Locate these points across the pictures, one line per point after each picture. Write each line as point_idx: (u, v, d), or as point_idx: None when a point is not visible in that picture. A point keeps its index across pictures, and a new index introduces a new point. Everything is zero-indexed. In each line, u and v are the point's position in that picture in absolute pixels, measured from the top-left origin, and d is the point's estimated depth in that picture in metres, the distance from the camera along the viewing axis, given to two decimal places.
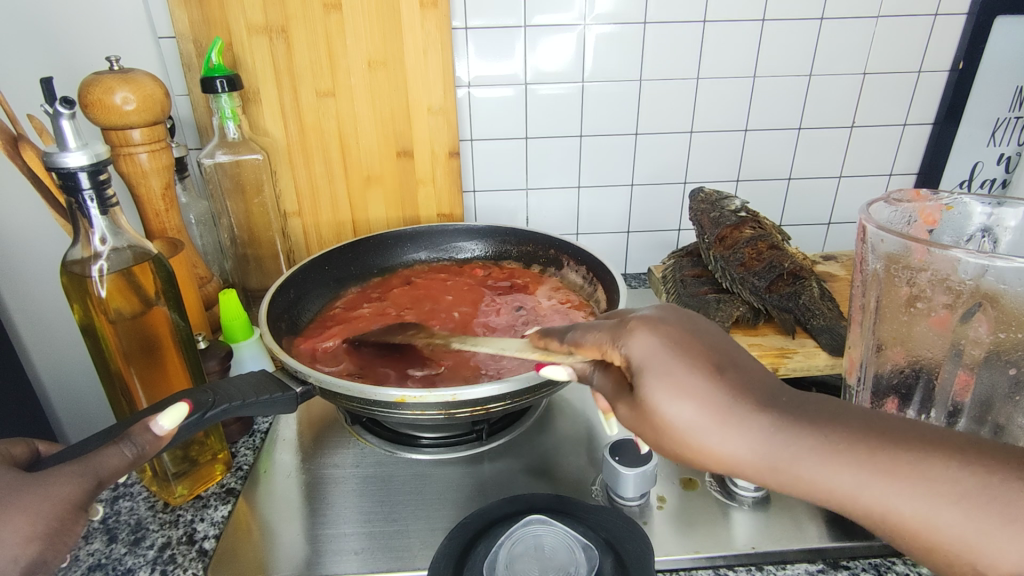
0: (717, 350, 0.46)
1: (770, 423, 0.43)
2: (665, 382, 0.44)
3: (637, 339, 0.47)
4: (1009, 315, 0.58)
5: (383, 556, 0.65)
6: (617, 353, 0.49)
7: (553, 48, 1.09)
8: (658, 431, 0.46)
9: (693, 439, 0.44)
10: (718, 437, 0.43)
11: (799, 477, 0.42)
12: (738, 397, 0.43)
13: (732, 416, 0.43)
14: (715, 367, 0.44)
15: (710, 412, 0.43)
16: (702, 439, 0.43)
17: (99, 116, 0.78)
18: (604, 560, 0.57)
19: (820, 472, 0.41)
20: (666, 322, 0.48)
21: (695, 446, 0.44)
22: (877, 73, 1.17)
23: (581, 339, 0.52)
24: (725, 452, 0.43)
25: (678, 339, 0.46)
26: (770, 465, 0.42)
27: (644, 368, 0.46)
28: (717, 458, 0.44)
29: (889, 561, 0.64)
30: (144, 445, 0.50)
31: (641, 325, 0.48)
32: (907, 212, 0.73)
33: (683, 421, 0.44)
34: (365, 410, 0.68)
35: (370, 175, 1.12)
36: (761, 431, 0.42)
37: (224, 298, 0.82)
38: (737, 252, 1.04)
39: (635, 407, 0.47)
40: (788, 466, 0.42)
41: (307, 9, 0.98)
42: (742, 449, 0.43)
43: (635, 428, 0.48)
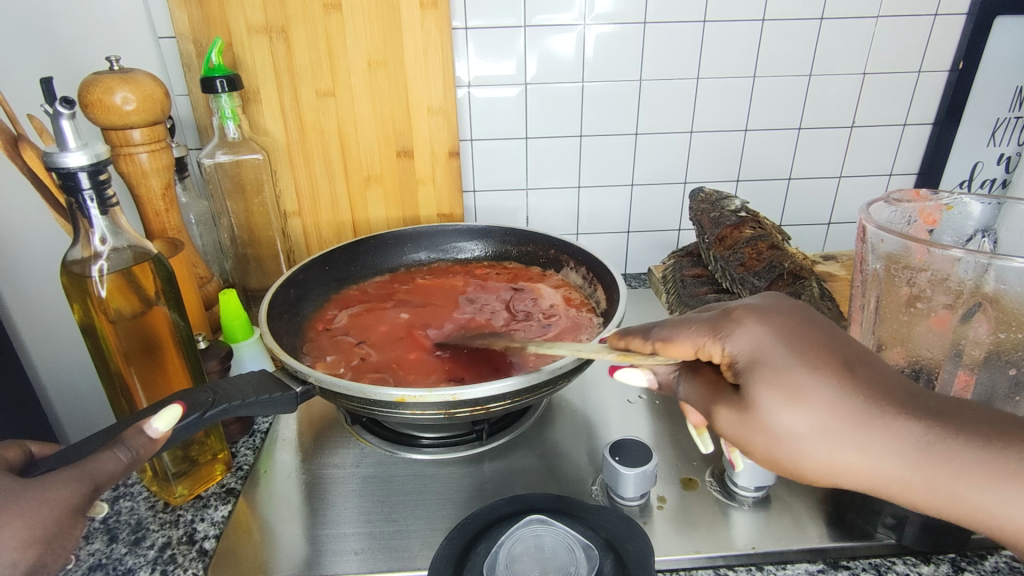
0: (840, 350, 0.46)
1: (907, 428, 0.43)
2: (786, 382, 0.44)
3: (750, 334, 0.47)
4: (1008, 315, 0.58)
5: (383, 556, 0.65)
6: (718, 348, 0.48)
7: (553, 48, 1.09)
8: (777, 437, 0.45)
9: (819, 443, 0.44)
10: (850, 442, 0.43)
11: (929, 483, 0.43)
12: (871, 401, 0.44)
13: (866, 423, 0.43)
14: (842, 366, 0.45)
15: (844, 418, 0.43)
16: (828, 442, 0.44)
17: (99, 115, 0.78)
18: (605, 560, 0.57)
19: (949, 475, 0.43)
20: (780, 317, 0.48)
21: (820, 449, 0.44)
22: (877, 73, 1.17)
23: (670, 336, 0.51)
24: (855, 457, 0.44)
25: (797, 335, 0.46)
26: (903, 471, 0.43)
27: (764, 365, 0.46)
28: (847, 463, 0.44)
29: (889, 561, 0.64)
30: (139, 449, 0.50)
31: (753, 320, 0.48)
32: (907, 212, 0.73)
33: (810, 424, 0.44)
34: (366, 410, 0.68)
35: (370, 175, 1.12)
36: (896, 439, 0.43)
37: (224, 298, 0.82)
38: (737, 252, 1.03)
39: (744, 408, 0.47)
40: (920, 472, 0.43)
41: (307, 9, 0.98)
42: (846, 451, 0.44)
43: (739, 432, 0.47)
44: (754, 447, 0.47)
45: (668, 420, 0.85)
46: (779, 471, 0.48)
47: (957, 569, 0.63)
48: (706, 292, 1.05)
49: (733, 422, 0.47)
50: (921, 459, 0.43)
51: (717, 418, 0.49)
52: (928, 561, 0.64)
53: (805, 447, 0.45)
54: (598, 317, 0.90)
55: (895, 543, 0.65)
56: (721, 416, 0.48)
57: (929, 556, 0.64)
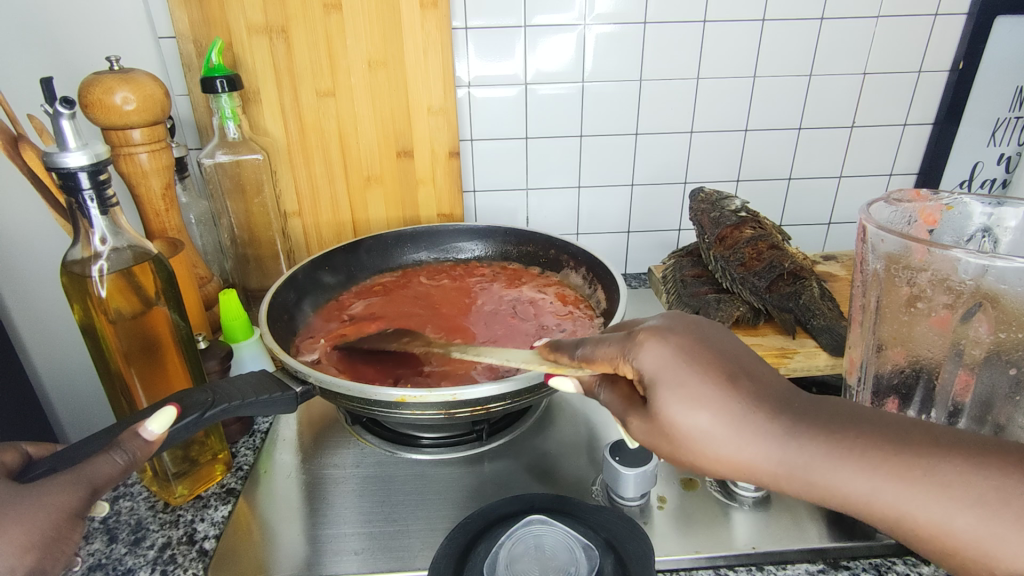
0: (728, 358, 0.47)
1: (784, 429, 0.44)
2: (678, 392, 0.46)
3: (648, 351, 0.48)
4: (1009, 315, 0.58)
5: (383, 556, 0.65)
6: (628, 367, 0.49)
7: (553, 49, 1.10)
8: (673, 442, 0.47)
9: (706, 446, 0.45)
10: (734, 445, 0.44)
11: (818, 485, 0.43)
12: (751, 405, 0.45)
13: (746, 426, 0.44)
14: (727, 376, 0.46)
15: (726, 423, 0.44)
16: (711, 448, 0.45)
17: (99, 115, 0.78)
18: (605, 560, 0.57)
19: (835, 477, 0.43)
20: (675, 330, 0.49)
21: (710, 452, 0.45)
22: (878, 73, 1.17)
23: (591, 355, 0.52)
24: (737, 458, 0.45)
25: (690, 348, 0.47)
26: (789, 473, 0.44)
27: (657, 380, 0.47)
28: (737, 463, 0.45)
29: (889, 561, 0.64)
30: (136, 451, 0.50)
31: (649, 338, 0.48)
32: (907, 212, 0.73)
33: (700, 432, 0.45)
34: (366, 411, 0.68)
35: (370, 175, 1.12)
36: (776, 440, 0.44)
37: (224, 298, 0.82)
38: (737, 252, 1.04)
39: (649, 418, 0.48)
40: (805, 474, 0.43)
41: (307, 9, 0.98)
42: (732, 451, 0.45)
43: (650, 439, 0.49)
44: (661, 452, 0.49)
45: None
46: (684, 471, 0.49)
47: None
48: (706, 293, 1.05)
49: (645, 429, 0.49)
50: (809, 464, 0.43)
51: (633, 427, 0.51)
52: (929, 561, 0.64)
53: (696, 452, 0.46)
54: (598, 317, 0.90)
55: (895, 543, 0.65)
56: (635, 424, 0.50)
57: None
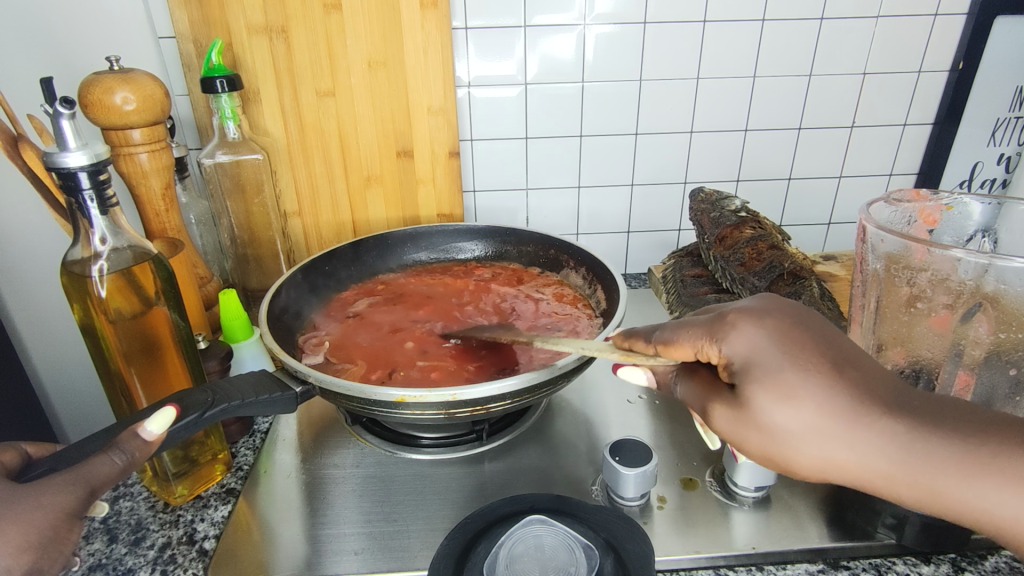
0: (832, 349, 0.46)
1: (896, 429, 0.43)
2: (778, 383, 0.44)
3: (740, 334, 0.47)
4: (1009, 315, 0.58)
5: (383, 556, 0.65)
6: (714, 351, 0.48)
7: (553, 49, 1.09)
8: (768, 435, 0.46)
9: (807, 441, 0.44)
10: (841, 443, 0.44)
11: (925, 484, 0.43)
12: (863, 402, 0.43)
13: (858, 425, 0.43)
14: (832, 367, 0.45)
15: (833, 417, 0.43)
16: (814, 442, 0.44)
17: (99, 116, 0.78)
18: (605, 560, 0.57)
19: (943, 479, 0.43)
20: (773, 315, 0.48)
21: (810, 447, 0.45)
22: (878, 73, 1.17)
23: (671, 339, 0.52)
24: (842, 456, 0.44)
25: (788, 333, 0.46)
26: (898, 471, 0.43)
27: (753, 367, 0.46)
28: (838, 461, 0.44)
29: (889, 561, 0.64)
30: (134, 451, 0.50)
31: (744, 319, 0.48)
32: (907, 212, 0.73)
33: (801, 425, 0.44)
34: (366, 411, 0.68)
35: (370, 175, 1.12)
36: (884, 439, 0.43)
37: (224, 297, 0.82)
38: (737, 252, 1.04)
39: (737, 407, 0.47)
40: (912, 474, 0.43)
41: (307, 9, 0.98)
42: (837, 447, 0.44)
43: (733, 430, 0.48)
44: (748, 443, 0.48)
45: (668, 421, 0.85)
46: (773, 465, 0.48)
47: (957, 569, 0.63)
48: (706, 293, 1.05)
49: (730, 418, 0.48)
50: (916, 462, 0.43)
51: (714, 416, 0.49)
52: (929, 561, 0.64)
53: (796, 446, 0.45)
54: (598, 317, 0.90)
55: (896, 543, 0.65)
56: (717, 412, 0.49)
57: (929, 555, 0.64)
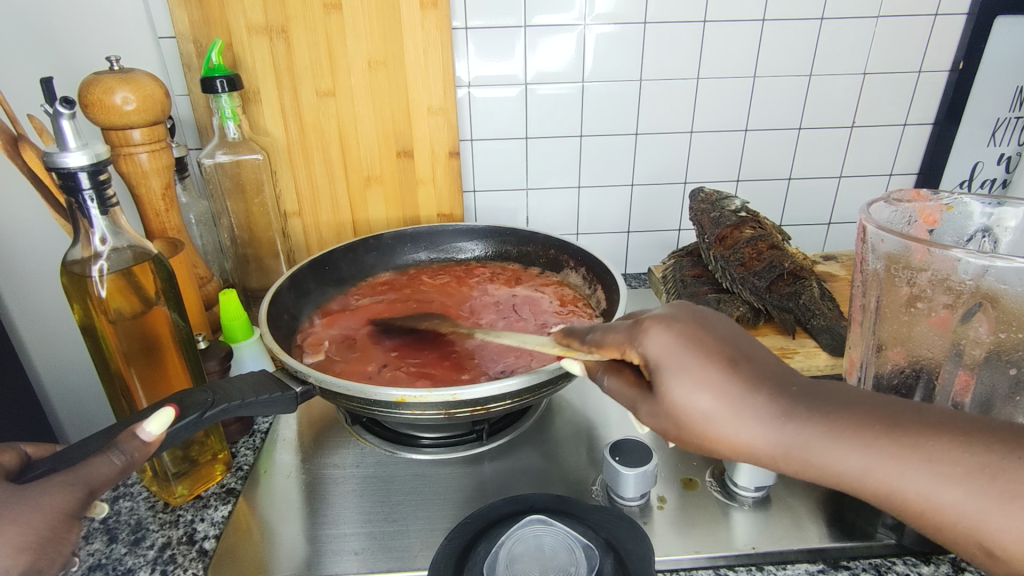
0: (729, 341, 0.47)
1: (786, 412, 0.44)
2: (684, 376, 0.46)
3: (651, 334, 0.48)
4: (1009, 315, 0.58)
5: (383, 556, 0.65)
6: (635, 352, 0.49)
7: (553, 48, 1.09)
8: (676, 424, 0.47)
9: (711, 428, 0.45)
10: (737, 427, 0.44)
11: (825, 468, 0.43)
12: (751, 387, 0.45)
13: (749, 407, 0.44)
14: (728, 359, 0.46)
15: (726, 404, 0.45)
16: (715, 429, 0.45)
17: (99, 116, 0.78)
18: (605, 560, 0.57)
19: (830, 455, 0.43)
20: (681, 317, 0.49)
21: (712, 433, 0.46)
22: (878, 73, 1.17)
23: (600, 340, 0.52)
24: (741, 439, 0.45)
25: (691, 332, 0.47)
26: (794, 455, 0.44)
27: (663, 365, 0.47)
28: (740, 446, 0.45)
29: (889, 561, 0.64)
30: (133, 452, 0.50)
31: (655, 323, 0.48)
32: (907, 212, 0.73)
33: (701, 413, 0.45)
34: (366, 411, 0.68)
35: (370, 175, 1.12)
36: (774, 423, 0.44)
37: (224, 298, 0.82)
38: (737, 252, 1.04)
39: (655, 404, 0.48)
40: (803, 453, 0.43)
41: (307, 9, 0.98)
42: (734, 432, 0.45)
43: (659, 422, 0.49)
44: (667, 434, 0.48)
45: None
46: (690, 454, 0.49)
47: (957, 569, 0.63)
48: (706, 293, 1.05)
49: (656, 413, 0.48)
50: (806, 443, 0.43)
51: (642, 414, 0.50)
52: (929, 561, 0.64)
53: (699, 435, 0.46)
54: (598, 317, 0.90)
55: (895, 543, 0.65)
56: (643, 410, 0.50)
57: (929, 555, 0.64)
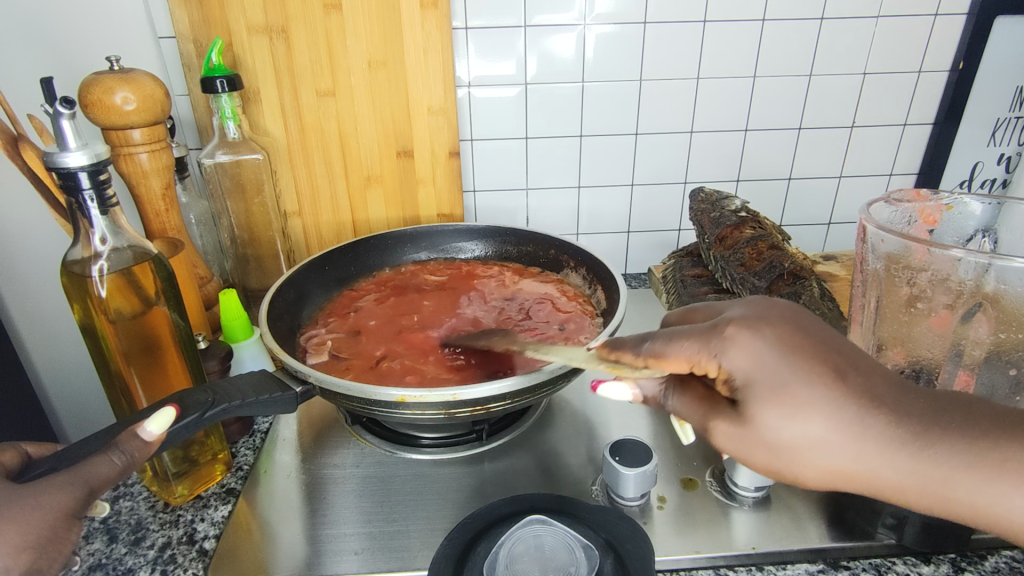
0: (833, 351, 0.44)
1: (904, 435, 0.42)
2: (788, 396, 0.43)
3: (740, 347, 0.44)
4: (1009, 315, 0.58)
5: (383, 556, 0.65)
6: (713, 365, 0.45)
7: (553, 48, 1.09)
8: (772, 448, 0.45)
9: (818, 453, 0.43)
10: (853, 453, 0.43)
11: (935, 492, 0.43)
12: (867, 409, 0.42)
13: (868, 434, 0.42)
14: (835, 374, 0.43)
15: (841, 429, 0.42)
16: (822, 455, 0.43)
17: (99, 115, 0.78)
18: (604, 560, 0.57)
19: (945, 479, 0.43)
20: (770, 322, 0.46)
21: (818, 460, 0.44)
22: (878, 73, 1.17)
23: (663, 351, 0.47)
24: (847, 464, 0.43)
25: (789, 341, 0.44)
26: (908, 480, 0.43)
27: (754, 383, 0.44)
28: (842, 471, 0.44)
29: (889, 561, 0.64)
30: (134, 452, 0.50)
31: (742, 331, 0.45)
32: (907, 212, 0.73)
33: (808, 439, 0.43)
34: (365, 411, 0.68)
35: (370, 175, 1.12)
36: (895, 449, 0.42)
37: (224, 298, 0.82)
38: (737, 252, 1.03)
39: (739, 424, 0.46)
40: (919, 478, 0.43)
41: (307, 9, 0.98)
42: (842, 459, 0.43)
43: (737, 446, 0.46)
44: (754, 458, 0.46)
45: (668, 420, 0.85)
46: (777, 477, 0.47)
47: (957, 569, 0.63)
48: (706, 293, 1.05)
49: (732, 435, 0.46)
50: (918, 468, 0.42)
51: (714, 434, 0.48)
52: (929, 561, 0.64)
53: (797, 460, 0.44)
54: (598, 317, 0.90)
55: (895, 543, 0.65)
56: (717, 429, 0.47)
57: (929, 555, 0.64)
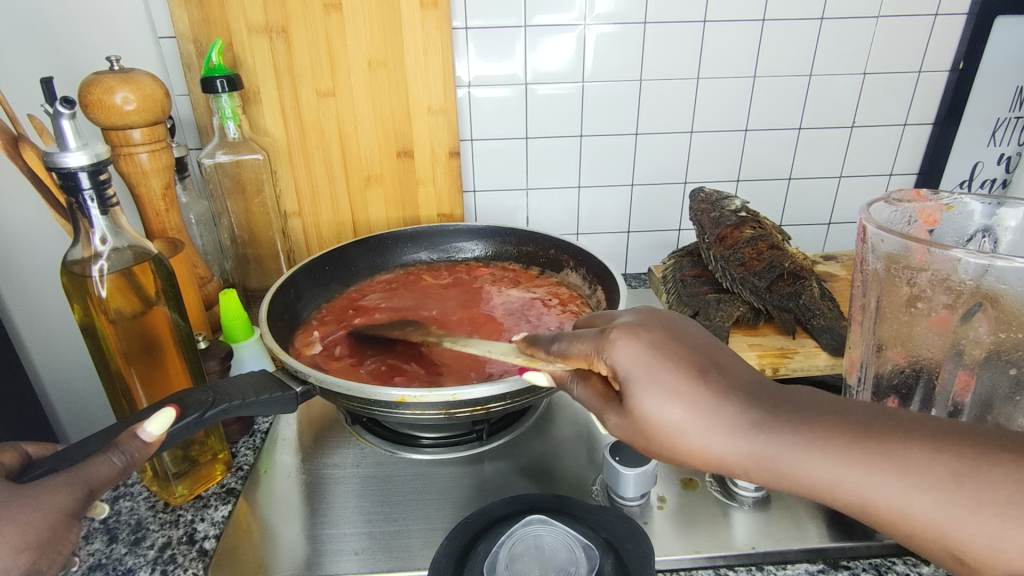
0: (699, 351, 0.48)
1: (764, 424, 0.44)
2: (655, 388, 0.46)
3: (622, 349, 0.48)
4: (1009, 314, 0.58)
5: (383, 556, 0.65)
6: (602, 364, 0.50)
7: (553, 48, 1.09)
8: (647, 434, 0.47)
9: (688, 441, 0.45)
10: (714, 438, 0.44)
11: (807, 482, 0.43)
12: (726, 398, 0.45)
13: (720, 419, 0.44)
14: (698, 370, 0.46)
15: (702, 414, 0.45)
16: (688, 441, 0.45)
17: (100, 115, 0.78)
18: (605, 560, 0.57)
19: (800, 465, 0.43)
20: (649, 328, 0.49)
21: (690, 445, 0.45)
22: (878, 73, 1.17)
23: (566, 350, 0.53)
24: (722, 454, 0.45)
25: (661, 343, 0.48)
26: (775, 467, 0.44)
27: (631, 377, 0.47)
28: (713, 458, 0.45)
29: (889, 561, 0.64)
30: (134, 453, 0.50)
31: (623, 336, 0.49)
32: (907, 212, 0.73)
33: (675, 424, 0.45)
34: (366, 411, 0.68)
35: (370, 175, 1.12)
36: (752, 435, 0.44)
37: (224, 298, 0.82)
38: (737, 252, 1.04)
39: (626, 414, 0.49)
40: (774, 464, 0.44)
41: (307, 9, 0.98)
42: (708, 444, 0.45)
43: (626, 434, 0.49)
44: (638, 446, 0.49)
45: None
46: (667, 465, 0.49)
47: None
48: (706, 293, 1.05)
49: (621, 424, 0.49)
50: (782, 455, 0.43)
51: (610, 425, 0.51)
52: (929, 561, 0.64)
53: (672, 446, 0.46)
54: None
55: (895, 543, 0.65)
56: (612, 420, 0.50)
57: (929, 555, 0.64)
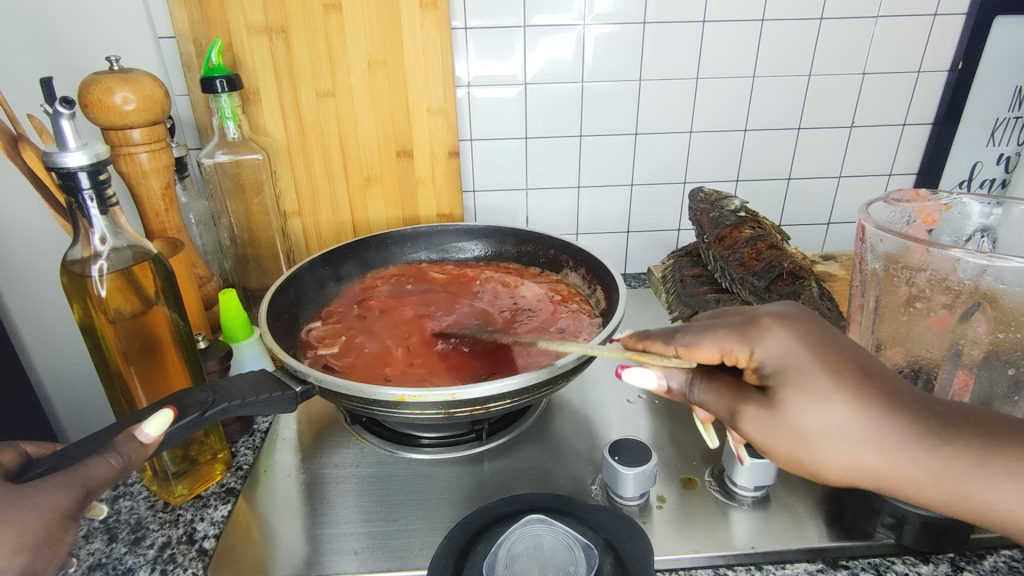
0: (858, 356, 0.46)
1: (928, 435, 0.44)
2: (805, 389, 0.44)
3: (772, 339, 0.46)
4: (1008, 315, 0.58)
5: (383, 556, 0.65)
6: (745, 354, 0.47)
7: (553, 48, 1.10)
8: (798, 439, 0.45)
9: (838, 447, 0.45)
10: (869, 447, 0.44)
11: (959, 492, 0.45)
12: (893, 407, 0.44)
13: (887, 434, 0.44)
14: (861, 373, 0.45)
15: (868, 423, 0.44)
16: (841, 448, 0.45)
17: (99, 115, 0.78)
18: (604, 560, 0.57)
19: (956, 477, 0.44)
20: (799, 321, 0.47)
21: (840, 451, 0.45)
22: (877, 73, 1.17)
23: (694, 342, 0.49)
24: (871, 461, 0.45)
25: (816, 339, 0.46)
26: (931, 478, 0.44)
27: (784, 372, 0.45)
28: (863, 466, 0.45)
29: (888, 561, 0.64)
30: (131, 453, 0.50)
31: (775, 324, 0.47)
32: (906, 212, 0.73)
33: (833, 429, 0.44)
34: (365, 410, 0.68)
35: (370, 175, 1.12)
36: (916, 448, 0.44)
37: (224, 297, 0.82)
38: (737, 252, 1.03)
39: (768, 409, 0.46)
40: (932, 477, 0.44)
41: (307, 9, 0.98)
42: (864, 452, 0.44)
43: (764, 436, 0.47)
44: (776, 449, 0.47)
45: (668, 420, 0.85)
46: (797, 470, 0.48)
47: (956, 569, 0.63)
48: (706, 292, 1.05)
49: (758, 421, 0.47)
50: (942, 465, 0.44)
51: (742, 422, 0.48)
52: (928, 560, 0.64)
53: (817, 451, 0.46)
54: (598, 317, 0.90)
55: (895, 543, 0.65)
56: (745, 415, 0.48)
57: (929, 555, 0.65)
